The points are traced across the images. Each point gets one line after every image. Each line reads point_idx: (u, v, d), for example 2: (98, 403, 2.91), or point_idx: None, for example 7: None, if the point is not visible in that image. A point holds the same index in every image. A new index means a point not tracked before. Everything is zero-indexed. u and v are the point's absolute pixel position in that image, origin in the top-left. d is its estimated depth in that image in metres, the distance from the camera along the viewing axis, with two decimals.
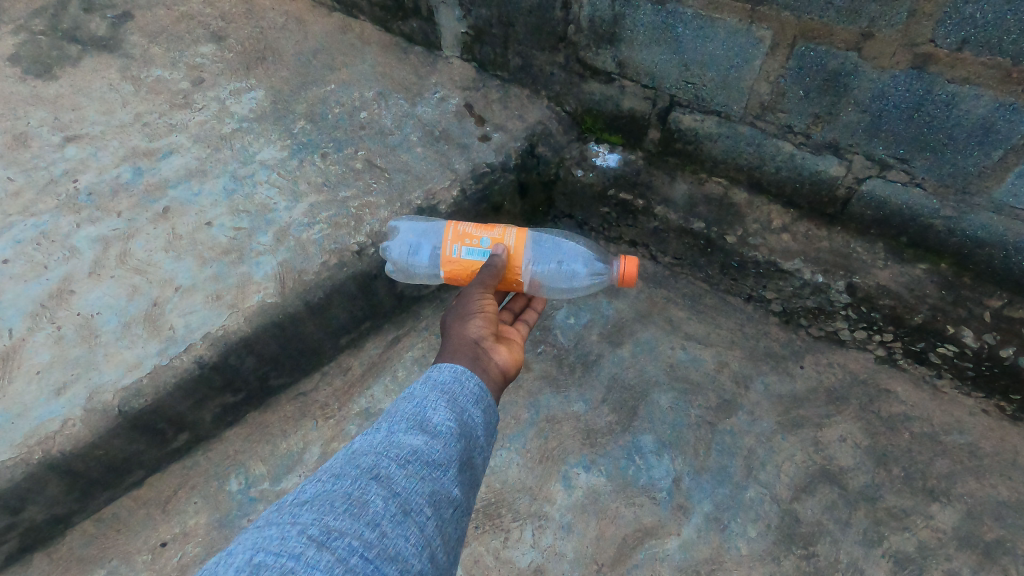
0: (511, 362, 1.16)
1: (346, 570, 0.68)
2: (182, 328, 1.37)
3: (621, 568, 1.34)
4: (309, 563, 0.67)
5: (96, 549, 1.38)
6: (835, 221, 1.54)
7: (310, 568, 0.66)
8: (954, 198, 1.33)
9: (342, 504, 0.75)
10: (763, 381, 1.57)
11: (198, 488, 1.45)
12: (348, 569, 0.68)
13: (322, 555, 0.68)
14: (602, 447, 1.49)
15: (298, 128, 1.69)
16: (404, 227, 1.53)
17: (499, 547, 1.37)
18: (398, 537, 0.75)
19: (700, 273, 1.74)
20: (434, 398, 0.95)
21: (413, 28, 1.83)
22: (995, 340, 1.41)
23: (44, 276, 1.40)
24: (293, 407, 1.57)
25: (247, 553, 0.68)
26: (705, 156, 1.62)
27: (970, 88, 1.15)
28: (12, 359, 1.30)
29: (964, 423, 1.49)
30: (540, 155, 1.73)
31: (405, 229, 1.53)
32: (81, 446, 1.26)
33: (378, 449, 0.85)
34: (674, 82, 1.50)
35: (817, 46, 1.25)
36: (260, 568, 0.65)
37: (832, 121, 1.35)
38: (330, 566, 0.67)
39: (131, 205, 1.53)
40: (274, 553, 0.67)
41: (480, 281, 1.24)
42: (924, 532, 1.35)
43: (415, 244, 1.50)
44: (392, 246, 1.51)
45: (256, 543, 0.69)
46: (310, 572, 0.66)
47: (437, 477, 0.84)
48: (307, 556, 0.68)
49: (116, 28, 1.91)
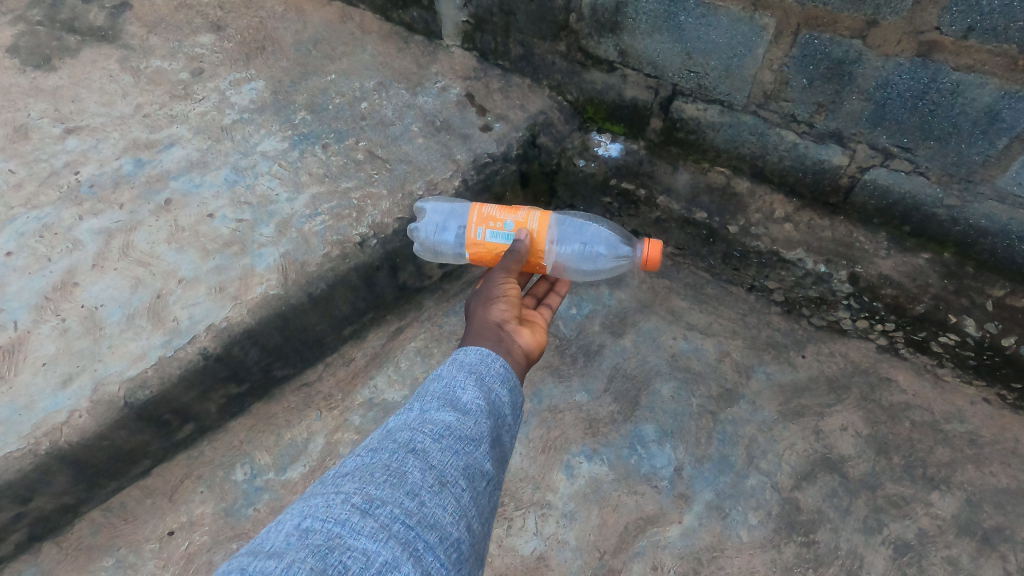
0: (534, 345, 1.16)
1: (388, 536, 0.70)
2: (187, 320, 1.37)
3: (623, 555, 1.35)
4: (354, 529, 0.69)
5: (105, 537, 1.39)
6: (838, 210, 1.54)
7: (354, 533, 0.68)
8: (958, 187, 1.33)
9: (382, 475, 0.77)
10: (764, 370, 1.58)
11: (204, 478, 1.47)
12: (391, 535, 0.70)
13: (366, 521, 0.70)
14: (605, 436, 1.50)
15: (298, 119, 1.69)
16: (430, 207, 1.52)
17: (502, 535, 1.39)
18: (436, 506, 0.76)
19: (703, 263, 1.73)
20: (462, 378, 0.96)
21: (413, 17, 1.82)
22: (997, 330, 1.41)
23: (48, 268, 1.41)
24: (297, 397, 1.58)
25: (294, 520, 0.70)
26: (708, 146, 1.61)
27: (975, 76, 1.14)
28: (18, 351, 1.31)
29: (965, 412, 1.49)
30: (542, 145, 1.72)
31: (431, 209, 1.52)
32: (87, 437, 1.27)
33: (413, 425, 0.87)
34: (676, 71, 1.49)
35: (821, 34, 1.24)
36: (307, 534, 0.67)
37: (836, 109, 1.34)
38: (373, 532, 0.69)
39: (133, 197, 1.53)
40: (320, 519, 0.69)
41: (504, 266, 1.24)
42: (923, 519, 1.36)
43: (443, 224, 1.49)
44: (420, 225, 1.50)
45: (303, 511, 0.71)
46: (354, 537, 0.68)
47: (472, 450, 0.85)
48: (351, 523, 0.69)
49: (115, 19, 1.90)
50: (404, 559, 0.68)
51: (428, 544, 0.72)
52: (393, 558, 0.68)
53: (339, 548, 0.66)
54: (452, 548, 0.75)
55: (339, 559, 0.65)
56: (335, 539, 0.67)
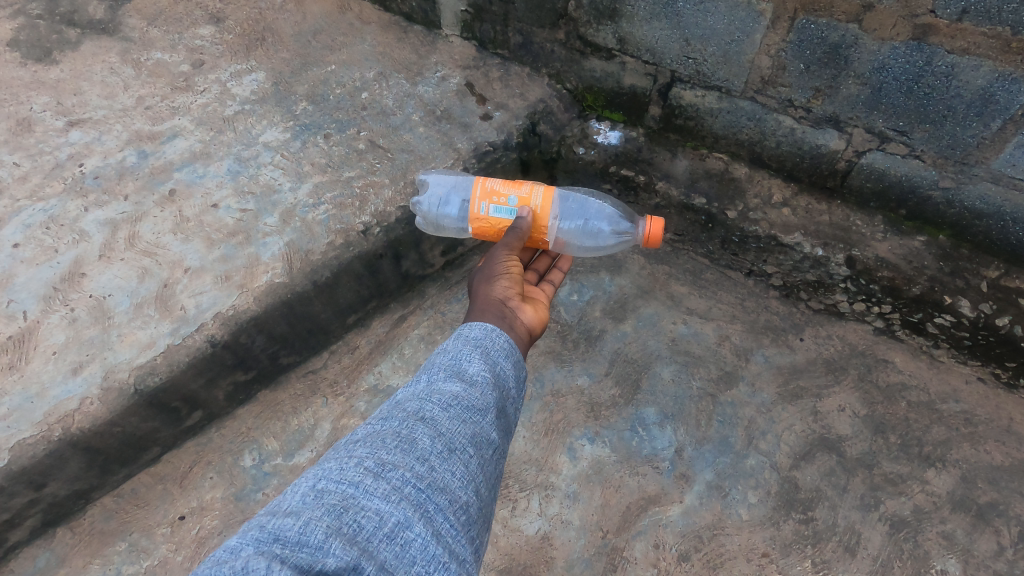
0: (537, 321, 1.18)
1: (401, 498, 0.72)
2: (194, 308, 1.39)
3: (626, 534, 1.38)
4: (367, 490, 0.72)
5: (117, 522, 1.42)
6: (835, 194, 1.56)
7: (367, 494, 0.71)
8: (953, 169, 1.35)
9: (393, 441, 0.80)
10: (763, 353, 1.60)
11: (213, 464, 1.49)
12: (403, 496, 0.73)
13: (378, 483, 0.73)
14: (606, 419, 1.52)
15: (299, 109, 1.70)
16: (432, 180, 1.56)
17: (508, 516, 1.41)
18: (446, 471, 0.79)
19: (702, 249, 1.75)
20: (468, 351, 0.98)
21: (412, 7, 1.83)
22: (992, 310, 1.43)
23: (56, 260, 1.42)
24: (303, 384, 1.60)
25: (310, 482, 0.73)
26: (706, 132, 1.63)
27: (970, 59, 1.16)
28: (29, 341, 1.33)
29: (960, 391, 1.52)
30: (542, 134, 1.73)
31: (433, 182, 1.55)
32: (99, 424, 1.29)
33: (422, 395, 0.89)
34: (674, 58, 1.50)
35: (818, 19, 1.25)
36: (322, 494, 0.70)
37: (833, 94, 1.36)
38: (386, 494, 0.72)
39: (137, 188, 1.54)
40: (334, 481, 0.72)
41: (506, 243, 1.27)
42: (919, 496, 1.39)
43: (446, 197, 1.51)
44: (423, 199, 1.52)
45: (317, 474, 0.74)
46: (368, 498, 0.71)
47: (479, 419, 0.88)
48: (365, 484, 0.72)
49: (114, 11, 1.91)
50: (416, 519, 0.71)
51: (438, 506, 0.75)
52: (406, 518, 0.71)
53: (354, 508, 0.69)
54: (461, 511, 0.78)
55: (353, 518, 0.68)
56: (349, 500, 0.70)
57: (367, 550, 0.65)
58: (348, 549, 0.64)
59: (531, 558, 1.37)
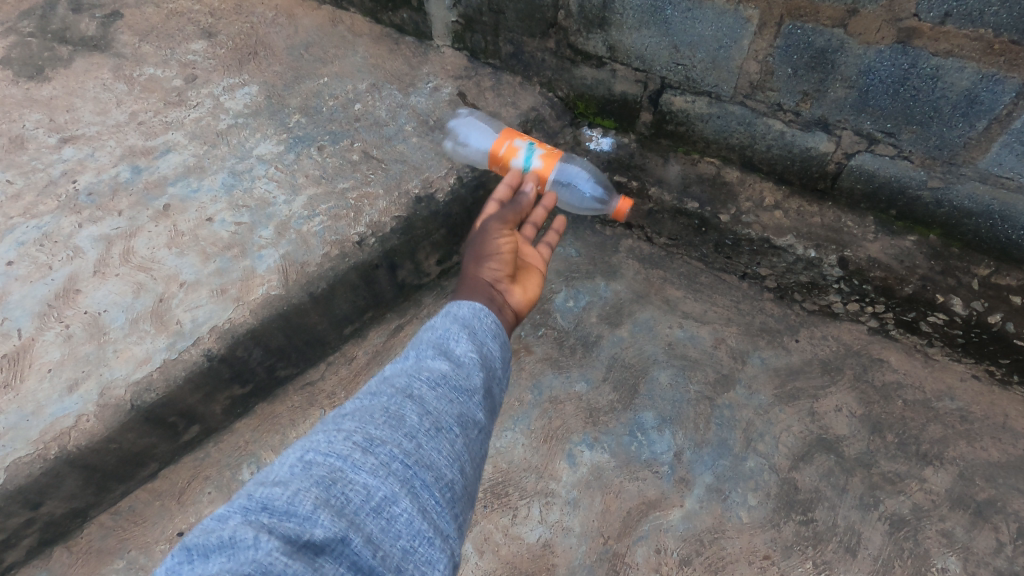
0: (523, 303, 1.20)
1: (388, 473, 0.72)
2: (190, 322, 1.39)
3: (627, 540, 1.38)
4: (355, 463, 0.71)
5: (114, 540, 1.41)
6: (826, 196, 1.58)
7: (355, 468, 0.71)
8: (941, 169, 1.37)
9: (380, 416, 0.79)
10: (759, 355, 1.61)
11: (212, 478, 1.48)
12: (390, 472, 0.72)
13: (366, 458, 0.72)
14: (605, 425, 1.53)
15: (293, 121, 1.71)
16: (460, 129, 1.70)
17: (508, 524, 1.41)
18: (433, 448, 0.78)
19: (696, 253, 1.76)
20: (456, 330, 0.96)
21: (403, 18, 1.85)
22: (984, 307, 1.44)
23: (50, 277, 1.42)
24: (301, 397, 1.60)
25: (298, 452, 0.72)
26: (697, 137, 1.65)
27: (954, 61, 1.17)
28: (23, 359, 1.32)
29: (955, 389, 1.53)
30: (535, 141, 1.74)
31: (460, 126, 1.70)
32: (95, 441, 1.29)
33: (410, 370, 0.88)
34: (663, 64, 1.52)
35: (804, 25, 1.27)
36: (311, 465, 0.70)
37: (820, 97, 1.38)
38: (373, 468, 0.72)
39: (131, 204, 1.54)
40: (323, 453, 0.72)
41: (500, 220, 1.28)
42: (918, 495, 1.40)
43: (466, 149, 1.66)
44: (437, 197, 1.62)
45: (307, 445, 0.73)
46: (355, 472, 0.71)
47: (466, 400, 0.86)
48: (352, 458, 0.72)
49: (107, 28, 1.92)
50: (403, 494, 0.71)
51: (425, 482, 0.74)
52: (392, 493, 0.70)
53: (341, 481, 0.69)
54: (448, 488, 0.76)
55: (341, 490, 0.68)
56: (337, 472, 0.70)
57: (354, 522, 0.66)
58: (336, 520, 0.65)
59: (533, 565, 1.36)
